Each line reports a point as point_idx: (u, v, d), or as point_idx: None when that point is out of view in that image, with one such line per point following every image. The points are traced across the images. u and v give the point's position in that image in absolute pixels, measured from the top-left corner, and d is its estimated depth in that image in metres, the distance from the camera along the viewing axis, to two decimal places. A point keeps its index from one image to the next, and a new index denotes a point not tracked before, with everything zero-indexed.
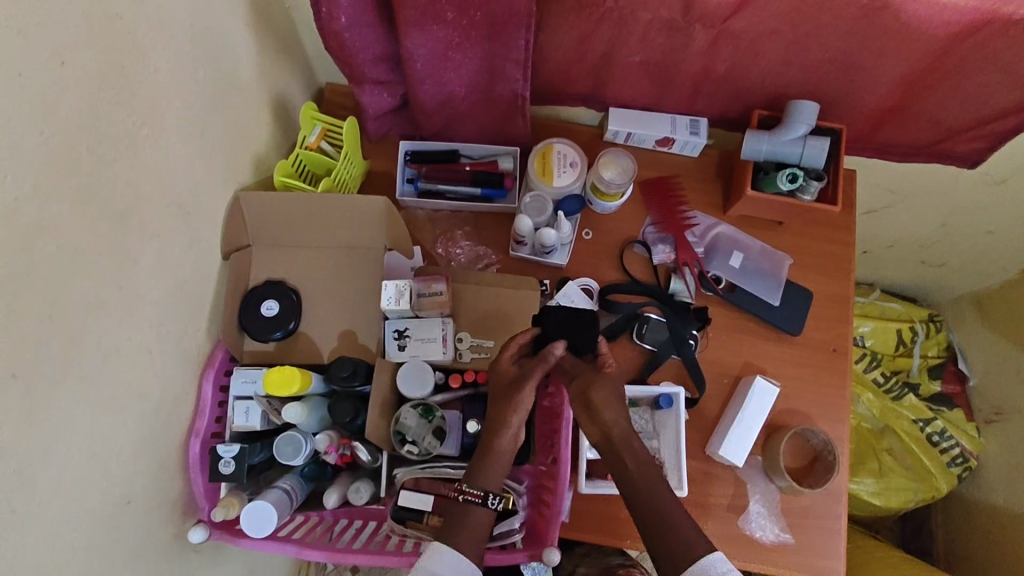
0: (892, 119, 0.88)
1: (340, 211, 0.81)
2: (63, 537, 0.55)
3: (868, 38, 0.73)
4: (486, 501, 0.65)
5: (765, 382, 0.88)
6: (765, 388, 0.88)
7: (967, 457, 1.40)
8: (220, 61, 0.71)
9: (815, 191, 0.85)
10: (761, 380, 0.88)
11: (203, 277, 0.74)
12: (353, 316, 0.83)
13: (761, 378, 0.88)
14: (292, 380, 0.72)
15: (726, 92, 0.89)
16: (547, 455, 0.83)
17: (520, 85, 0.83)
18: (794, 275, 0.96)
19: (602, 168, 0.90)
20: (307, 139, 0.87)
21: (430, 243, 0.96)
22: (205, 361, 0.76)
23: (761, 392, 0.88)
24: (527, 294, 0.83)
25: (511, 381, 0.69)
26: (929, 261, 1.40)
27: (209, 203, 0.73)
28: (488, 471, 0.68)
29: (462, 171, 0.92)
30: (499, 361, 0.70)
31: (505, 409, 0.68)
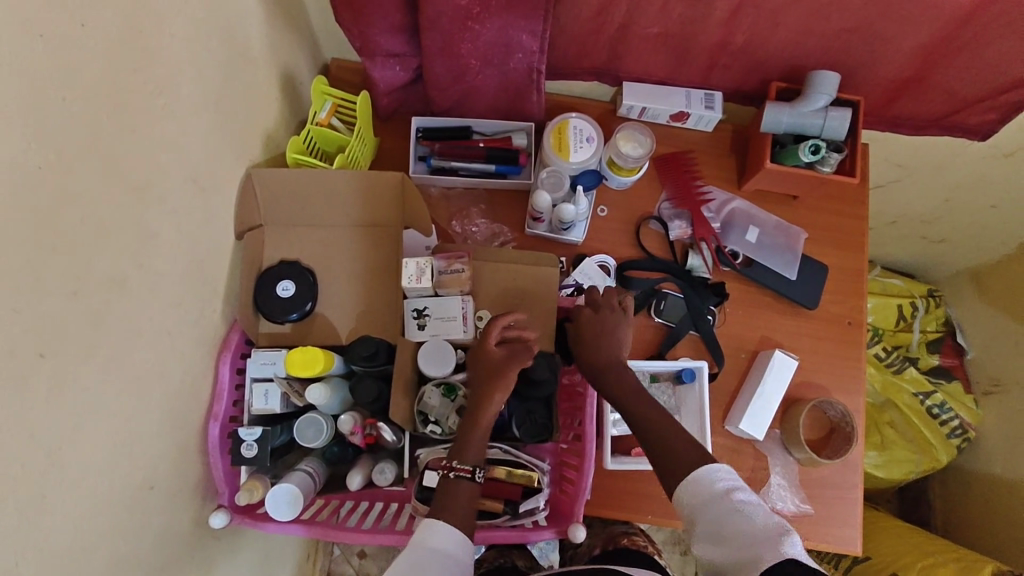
0: (909, 91, 0.88)
1: (357, 189, 0.80)
2: (91, 522, 0.54)
3: (891, 6, 0.73)
4: (475, 476, 0.68)
5: (784, 357, 0.88)
6: (783, 361, 0.87)
7: (966, 428, 1.42)
8: (233, 32, 0.68)
9: (835, 163, 0.84)
10: (779, 355, 0.88)
11: (218, 257, 0.72)
12: (371, 296, 0.81)
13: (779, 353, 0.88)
14: (315, 364, 0.69)
15: (743, 65, 0.88)
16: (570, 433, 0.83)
17: (537, 58, 0.82)
18: (809, 249, 0.95)
19: (620, 142, 0.88)
20: (318, 115, 0.84)
21: (446, 220, 0.94)
22: (221, 344, 0.74)
23: (778, 366, 0.87)
24: (547, 270, 0.82)
25: (497, 364, 0.74)
26: (930, 236, 1.41)
27: (222, 179, 0.71)
28: (477, 444, 0.70)
29: (476, 147, 0.90)
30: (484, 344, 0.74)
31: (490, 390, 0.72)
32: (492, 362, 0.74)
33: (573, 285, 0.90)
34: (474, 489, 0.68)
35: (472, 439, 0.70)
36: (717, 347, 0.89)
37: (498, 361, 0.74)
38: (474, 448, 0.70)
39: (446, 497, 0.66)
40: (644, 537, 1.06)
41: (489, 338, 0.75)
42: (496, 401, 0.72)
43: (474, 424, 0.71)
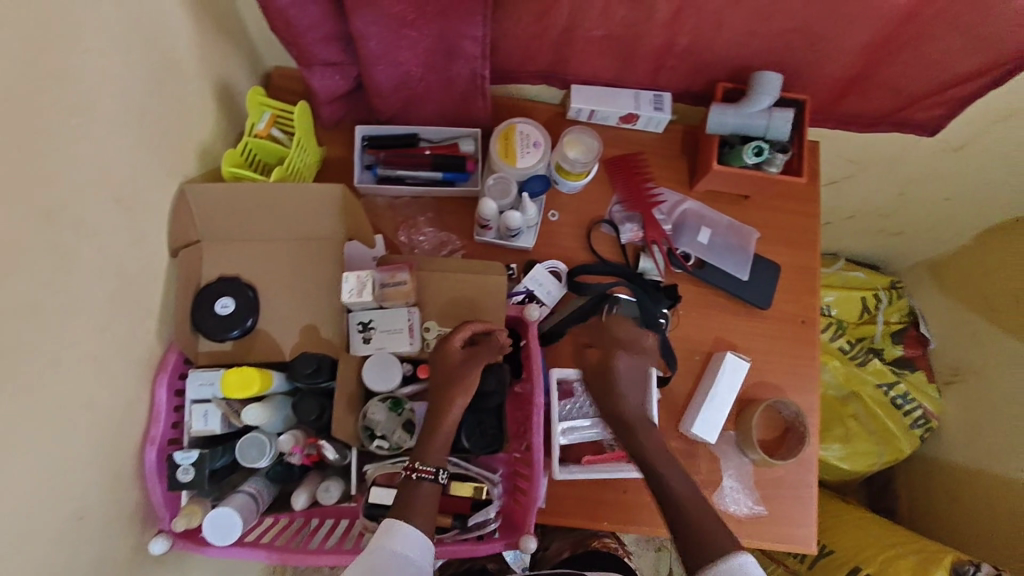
0: (855, 90, 0.88)
1: (296, 201, 0.78)
2: (14, 560, 0.52)
3: (830, 8, 0.73)
4: (437, 477, 0.69)
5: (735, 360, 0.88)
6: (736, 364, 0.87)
7: (929, 418, 1.44)
8: (159, 45, 0.66)
9: (781, 163, 0.83)
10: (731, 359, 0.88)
11: (151, 276, 0.70)
12: (314, 310, 0.80)
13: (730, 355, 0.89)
14: (251, 384, 0.68)
15: (689, 66, 0.87)
16: (521, 443, 0.82)
17: (479, 64, 0.80)
18: (761, 249, 0.95)
19: (567, 147, 0.88)
20: (256, 126, 0.82)
21: (392, 231, 0.92)
22: (157, 365, 0.72)
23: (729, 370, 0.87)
24: (496, 279, 0.81)
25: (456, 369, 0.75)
26: (890, 229, 1.42)
27: (153, 197, 0.69)
28: (438, 447, 0.72)
29: (423, 155, 0.90)
30: (445, 347, 0.76)
31: (447, 397, 0.73)
32: (454, 365, 0.75)
33: (523, 293, 0.89)
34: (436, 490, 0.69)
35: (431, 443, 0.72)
36: (670, 350, 0.89)
37: (456, 366, 0.75)
38: (436, 448, 0.72)
39: (407, 499, 0.67)
40: (615, 541, 1.08)
41: (452, 341, 0.76)
42: (454, 409, 0.73)
43: (436, 426, 0.72)
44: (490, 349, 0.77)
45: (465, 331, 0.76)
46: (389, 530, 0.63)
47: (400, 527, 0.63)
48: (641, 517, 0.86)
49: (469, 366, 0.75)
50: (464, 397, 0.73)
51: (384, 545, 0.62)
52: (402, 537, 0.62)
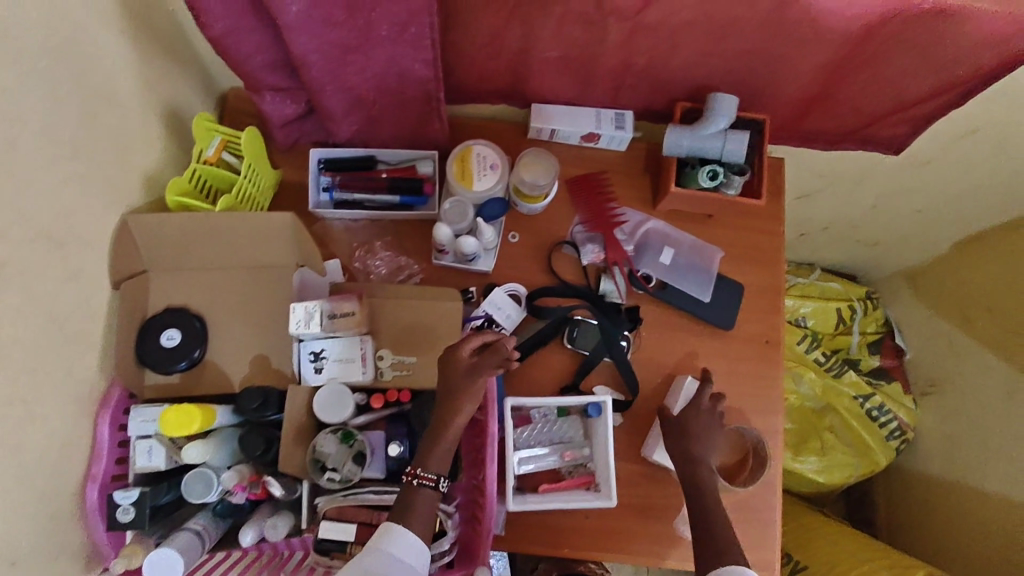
0: (816, 110, 0.88)
1: (243, 229, 0.76)
2: None
3: (782, 31, 0.72)
4: (439, 484, 0.68)
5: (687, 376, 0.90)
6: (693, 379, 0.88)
7: (904, 429, 1.43)
8: (91, 76, 0.65)
9: (739, 184, 0.82)
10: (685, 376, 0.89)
11: (89, 311, 0.68)
12: (265, 340, 0.78)
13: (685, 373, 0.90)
14: (192, 424, 0.66)
15: (647, 86, 0.86)
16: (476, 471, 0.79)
17: (432, 86, 0.79)
18: (725, 268, 0.94)
19: (523, 170, 0.87)
20: (205, 152, 0.80)
21: (347, 256, 0.91)
22: (99, 401, 0.70)
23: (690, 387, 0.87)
24: (450, 305, 0.80)
25: (465, 376, 0.71)
26: (863, 240, 1.42)
27: (89, 229, 0.67)
28: (442, 453, 0.70)
29: (379, 177, 0.89)
30: (453, 355, 0.71)
31: (454, 403, 0.70)
32: (459, 373, 0.71)
33: (481, 317, 0.87)
34: (435, 498, 0.68)
35: (437, 446, 0.70)
36: (631, 374, 0.87)
37: (463, 374, 0.71)
38: (439, 455, 0.70)
39: (405, 506, 0.66)
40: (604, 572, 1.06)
41: (460, 350, 0.71)
42: (464, 411, 0.70)
43: (442, 429, 0.70)
44: (495, 359, 0.71)
45: (472, 339, 0.72)
46: (388, 533, 0.63)
47: (400, 531, 0.64)
48: (603, 543, 0.85)
49: (474, 376, 0.71)
50: (468, 407, 0.70)
51: (383, 549, 0.62)
52: (401, 542, 0.63)
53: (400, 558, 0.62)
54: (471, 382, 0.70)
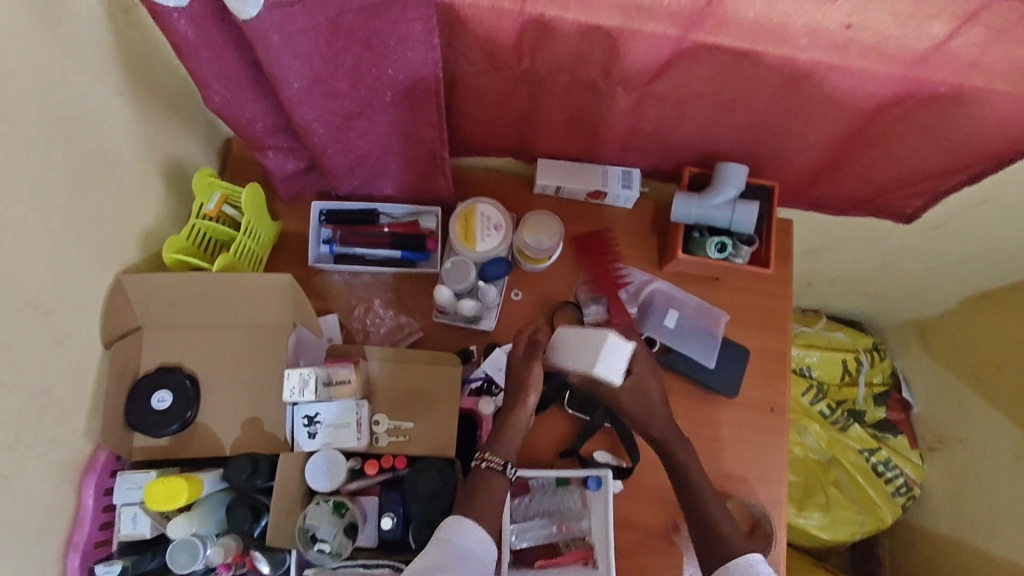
0: (827, 177, 0.86)
1: (241, 290, 0.75)
2: None
3: (793, 103, 0.72)
4: (506, 469, 0.72)
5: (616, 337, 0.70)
6: (615, 347, 0.69)
7: (911, 486, 1.40)
8: (89, 138, 0.64)
9: (747, 254, 0.81)
10: (605, 339, 0.69)
11: (79, 372, 0.67)
12: (256, 401, 0.76)
13: (606, 339, 0.69)
14: (179, 497, 0.64)
15: (656, 148, 0.85)
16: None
17: (437, 145, 0.78)
18: (732, 332, 0.92)
19: (526, 231, 0.86)
20: (205, 206, 0.79)
21: (346, 310, 0.89)
22: (85, 465, 0.69)
23: (610, 370, 0.70)
24: (450, 368, 0.79)
25: (524, 363, 0.79)
26: (872, 292, 1.39)
27: (82, 290, 0.66)
28: (507, 442, 0.74)
29: (381, 233, 0.87)
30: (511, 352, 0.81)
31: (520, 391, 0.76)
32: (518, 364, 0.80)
33: (481, 378, 0.85)
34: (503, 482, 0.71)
35: (502, 437, 0.74)
36: (632, 442, 0.84)
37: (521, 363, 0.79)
38: (505, 443, 0.74)
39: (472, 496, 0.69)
40: None
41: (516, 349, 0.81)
42: (526, 402, 0.76)
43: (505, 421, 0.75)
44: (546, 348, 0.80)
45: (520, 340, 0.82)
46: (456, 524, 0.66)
47: (468, 523, 0.66)
48: None
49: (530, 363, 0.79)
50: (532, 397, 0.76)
51: (451, 538, 0.64)
52: (472, 534, 0.65)
53: (470, 552, 0.64)
54: (530, 365, 0.78)
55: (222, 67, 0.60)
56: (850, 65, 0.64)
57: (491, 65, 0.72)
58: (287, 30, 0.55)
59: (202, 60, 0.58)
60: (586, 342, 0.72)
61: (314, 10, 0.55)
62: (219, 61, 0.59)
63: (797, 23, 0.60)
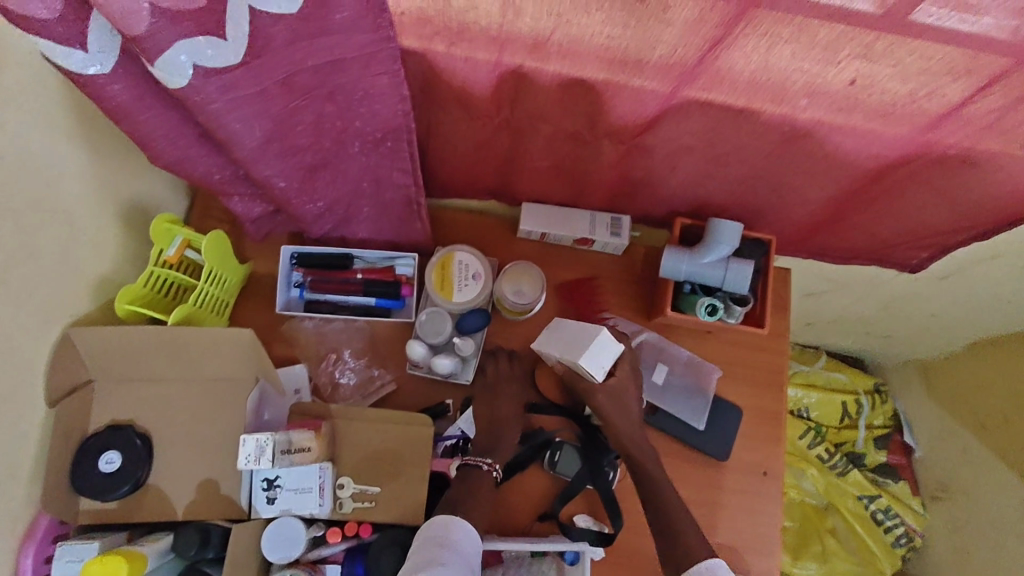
0: (828, 228, 0.81)
1: (198, 344, 0.70)
2: None
3: (791, 159, 0.67)
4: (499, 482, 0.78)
5: (606, 334, 0.73)
6: (607, 343, 0.73)
7: (912, 537, 1.34)
8: (31, 189, 0.60)
9: (740, 314, 0.76)
10: (598, 333, 0.73)
11: (16, 438, 0.62)
12: (214, 462, 0.72)
13: (599, 336, 0.72)
14: (120, 569, 0.59)
15: (647, 197, 0.81)
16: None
17: (412, 190, 0.73)
18: (724, 389, 0.87)
19: (507, 282, 0.81)
20: (165, 253, 0.75)
21: (318, 358, 0.85)
22: (25, 534, 0.64)
23: (595, 365, 0.72)
24: (421, 430, 0.74)
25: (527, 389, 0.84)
26: (875, 332, 1.34)
27: (22, 350, 0.62)
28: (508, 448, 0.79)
29: (354, 279, 0.82)
30: (512, 371, 0.84)
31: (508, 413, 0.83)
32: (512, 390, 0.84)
33: (456, 436, 0.82)
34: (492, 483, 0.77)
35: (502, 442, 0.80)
36: (614, 508, 0.79)
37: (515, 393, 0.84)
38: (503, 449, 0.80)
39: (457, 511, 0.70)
40: None
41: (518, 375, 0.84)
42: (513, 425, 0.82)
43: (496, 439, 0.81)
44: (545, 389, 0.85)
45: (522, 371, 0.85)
46: (443, 521, 0.67)
47: (451, 519, 0.67)
48: None
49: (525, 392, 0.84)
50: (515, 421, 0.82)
51: (433, 532, 0.65)
52: (454, 527, 0.65)
53: (452, 540, 0.64)
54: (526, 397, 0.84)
55: (170, 127, 0.57)
56: (853, 124, 0.60)
57: (468, 111, 0.67)
58: (230, 97, 0.51)
59: (148, 122, 0.55)
60: (576, 336, 0.76)
61: (260, 73, 0.51)
62: (168, 121, 0.56)
63: (796, 83, 0.56)
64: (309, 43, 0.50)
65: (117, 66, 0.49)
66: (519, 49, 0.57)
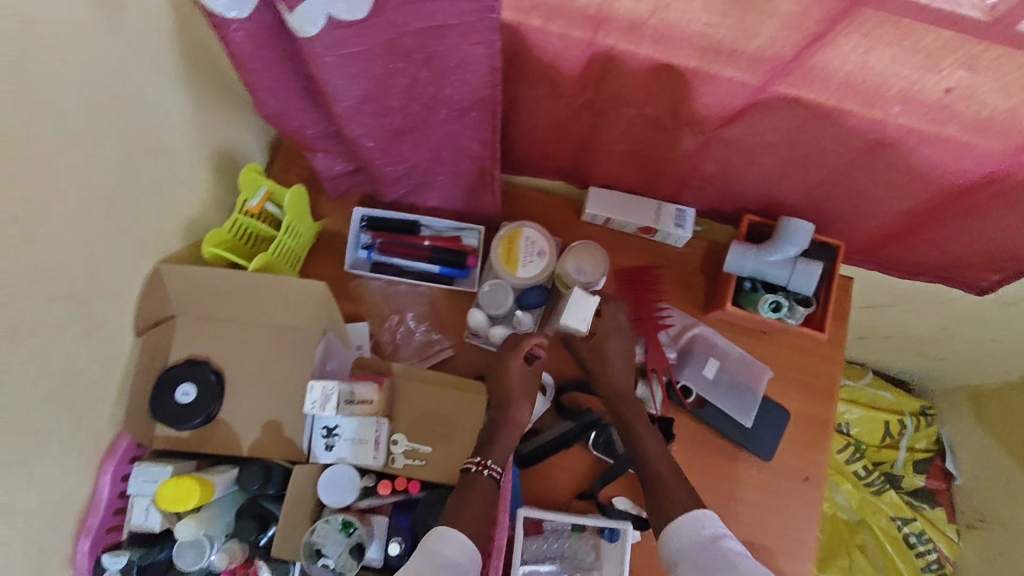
0: (899, 240, 0.80)
1: (275, 293, 0.74)
2: None
3: (872, 166, 0.67)
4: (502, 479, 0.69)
5: (577, 291, 0.77)
6: (582, 298, 0.76)
7: (943, 563, 1.33)
8: (141, 128, 0.63)
9: (802, 316, 0.75)
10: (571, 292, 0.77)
11: (107, 361, 0.67)
12: (280, 404, 0.76)
13: (572, 293, 0.76)
14: (190, 499, 0.63)
15: (717, 190, 0.81)
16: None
17: (488, 162, 0.75)
18: (774, 391, 0.87)
19: (569, 259, 0.83)
20: (249, 202, 0.79)
21: (382, 318, 0.88)
22: (106, 451, 0.69)
23: (577, 319, 0.76)
24: (475, 399, 0.78)
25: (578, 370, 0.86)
26: (927, 353, 1.30)
27: (122, 279, 0.67)
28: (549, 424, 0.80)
29: (421, 245, 0.85)
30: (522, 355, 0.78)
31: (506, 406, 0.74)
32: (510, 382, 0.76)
33: None
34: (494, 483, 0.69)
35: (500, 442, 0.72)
36: None
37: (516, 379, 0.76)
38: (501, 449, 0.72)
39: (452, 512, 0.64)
40: None
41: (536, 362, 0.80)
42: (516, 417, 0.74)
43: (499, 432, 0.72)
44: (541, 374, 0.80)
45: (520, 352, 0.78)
46: (436, 534, 0.61)
47: (444, 531, 0.61)
48: None
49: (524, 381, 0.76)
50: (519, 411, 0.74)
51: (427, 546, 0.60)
52: (447, 540, 0.60)
53: (443, 554, 0.59)
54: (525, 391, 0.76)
55: (274, 79, 0.60)
56: (944, 135, 0.59)
57: (554, 89, 0.69)
58: (340, 53, 0.54)
59: (253, 71, 0.58)
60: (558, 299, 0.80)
61: (370, 32, 0.53)
62: (272, 73, 0.59)
63: (891, 88, 0.56)
64: (415, 7, 0.52)
65: (252, 13, 0.52)
66: (614, 31, 0.58)
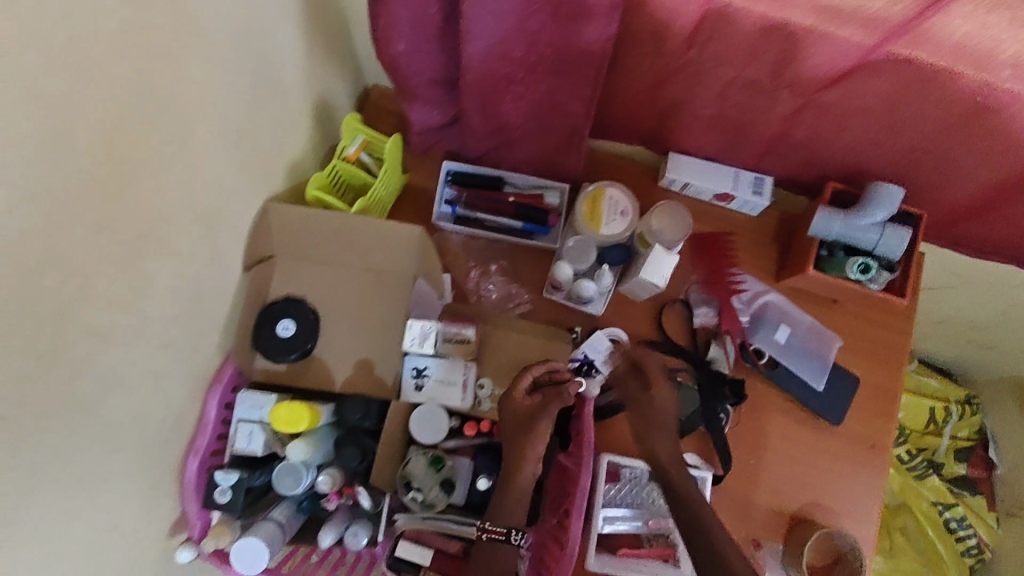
0: (979, 215, 0.82)
1: (372, 239, 0.77)
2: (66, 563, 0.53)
3: (968, 134, 0.68)
4: (510, 537, 0.64)
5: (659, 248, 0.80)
6: (663, 255, 0.80)
7: (983, 548, 1.34)
8: (265, 65, 0.66)
9: (884, 281, 0.79)
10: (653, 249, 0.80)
11: (220, 290, 0.70)
12: (373, 344, 0.79)
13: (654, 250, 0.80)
14: (302, 420, 0.70)
15: (800, 157, 0.82)
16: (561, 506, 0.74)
17: (579, 121, 0.77)
18: (843, 359, 0.89)
19: (653, 218, 0.84)
20: (346, 149, 0.82)
21: (463, 271, 0.91)
22: (214, 377, 0.72)
23: (657, 274, 0.80)
24: (560, 349, 0.79)
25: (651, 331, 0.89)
26: (978, 342, 1.30)
27: (238, 213, 0.70)
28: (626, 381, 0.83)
29: (505, 201, 0.87)
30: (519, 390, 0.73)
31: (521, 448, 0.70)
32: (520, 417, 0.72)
33: (580, 359, 0.84)
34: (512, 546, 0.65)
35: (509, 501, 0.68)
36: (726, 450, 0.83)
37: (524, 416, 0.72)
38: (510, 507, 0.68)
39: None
40: None
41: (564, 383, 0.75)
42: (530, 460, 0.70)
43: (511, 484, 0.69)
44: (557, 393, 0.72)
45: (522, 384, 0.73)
46: None
47: None
48: None
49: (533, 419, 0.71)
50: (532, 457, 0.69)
51: None
52: None
53: None
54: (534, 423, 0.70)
55: (401, 21, 0.62)
56: None
57: (658, 46, 0.71)
58: None
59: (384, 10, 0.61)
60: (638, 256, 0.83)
61: None
62: (401, 14, 0.62)
63: (1006, 52, 0.55)
64: None
65: None
66: None
